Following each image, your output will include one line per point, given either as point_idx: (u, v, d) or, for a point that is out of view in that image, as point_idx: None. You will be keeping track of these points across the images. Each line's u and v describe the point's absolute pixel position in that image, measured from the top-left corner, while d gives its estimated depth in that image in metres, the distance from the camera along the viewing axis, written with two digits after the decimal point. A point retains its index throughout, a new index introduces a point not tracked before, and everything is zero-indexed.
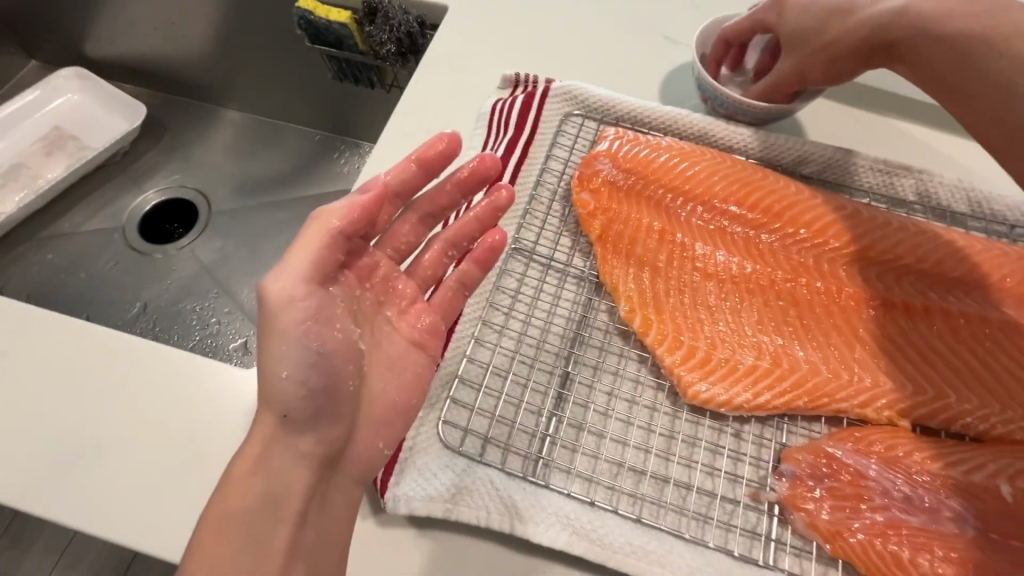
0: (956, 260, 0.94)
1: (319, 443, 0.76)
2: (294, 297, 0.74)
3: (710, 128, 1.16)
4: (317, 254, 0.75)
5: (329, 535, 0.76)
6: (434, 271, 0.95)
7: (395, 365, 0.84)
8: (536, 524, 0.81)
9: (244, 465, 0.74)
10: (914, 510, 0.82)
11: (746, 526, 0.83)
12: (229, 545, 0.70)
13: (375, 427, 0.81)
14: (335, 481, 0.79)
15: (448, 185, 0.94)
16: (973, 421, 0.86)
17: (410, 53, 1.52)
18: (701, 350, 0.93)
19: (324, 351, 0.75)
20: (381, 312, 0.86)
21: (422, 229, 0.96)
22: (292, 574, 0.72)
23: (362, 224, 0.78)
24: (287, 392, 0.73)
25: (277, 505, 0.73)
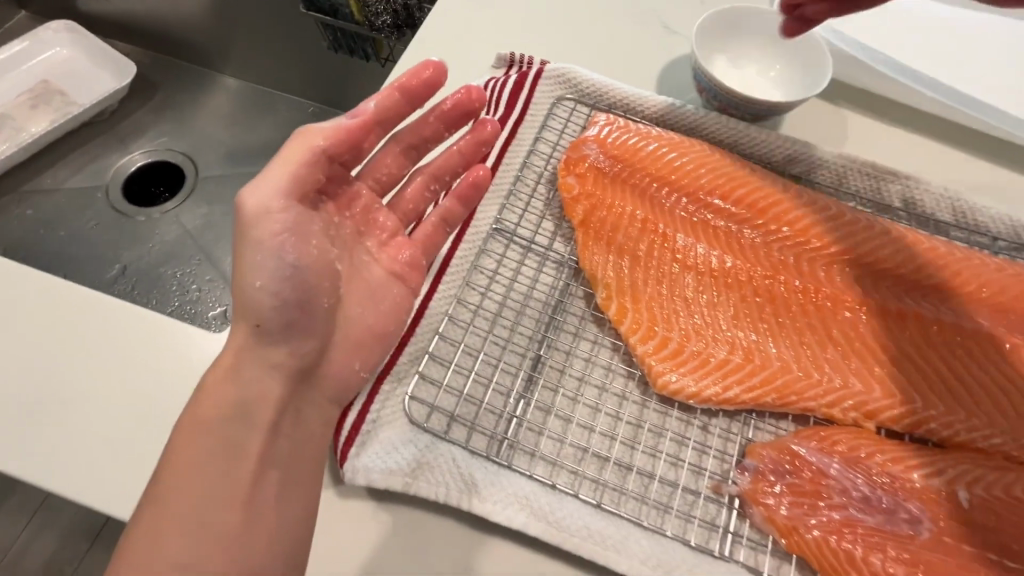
0: (935, 267, 0.94)
1: (291, 355, 0.80)
2: (272, 209, 0.77)
3: (704, 120, 1.16)
4: (299, 170, 0.78)
5: (303, 447, 0.81)
6: (416, 205, 1.00)
7: (374, 293, 0.89)
8: (495, 503, 0.80)
9: (221, 371, 0.78)
10: (871, 510, 0.82)
11: (704, 517, 0.84)
12: (206, 444, 0.74)
13: (349, 347, 0.86)
14: (308, 397, 0.83)
15: (431, 118, 0.96)
16: (937, 426, 0.87)
17: (407, 26, 1.54)
18: (674, 341, 0.92)
19: (299, 265, 0.78)
20: (360, 242, 0.91)
21: (404, 161, 0.99)
22: (265, 479, 0.76)
23: (346, 147, 0.83)
24: (261, 303, 0.77)
25: (250, 413, 0.77)
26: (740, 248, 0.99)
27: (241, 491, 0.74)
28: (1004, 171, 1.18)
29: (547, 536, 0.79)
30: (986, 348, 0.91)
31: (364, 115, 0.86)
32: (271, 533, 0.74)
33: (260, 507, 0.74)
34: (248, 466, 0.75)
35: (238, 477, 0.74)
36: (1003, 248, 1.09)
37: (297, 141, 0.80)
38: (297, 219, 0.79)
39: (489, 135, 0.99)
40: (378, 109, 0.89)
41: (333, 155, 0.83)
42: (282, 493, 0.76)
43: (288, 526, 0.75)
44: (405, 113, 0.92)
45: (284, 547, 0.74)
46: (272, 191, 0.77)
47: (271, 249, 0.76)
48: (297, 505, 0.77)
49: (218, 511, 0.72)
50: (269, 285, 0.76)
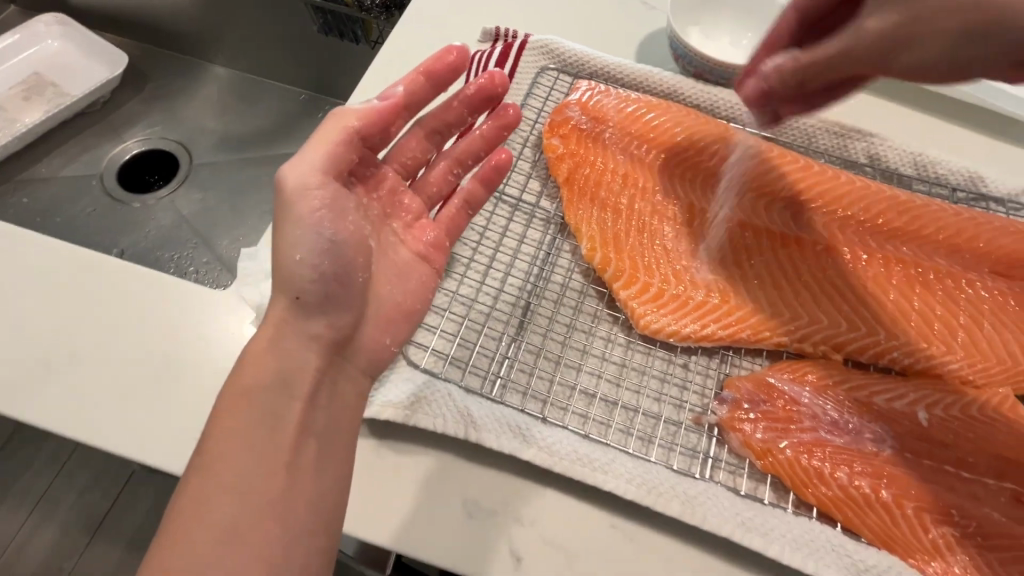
0: (896, 213, 1.01)
1: (329, 327, 0.83)
2: (310, 185, 0.81)
3: (679, 85, 1.21)
4: (334, 149, 0.84)
5: (338, 418, 0.82)
6: (440, 188, 1.03)
7: (401, 272, 0.92)
8: (489, 432, 0.85)
9: (262, 344, 0.81)
10: (839, 432, 0.88)
11: (685, 445, 0.89)
12: (249, 412, 0.77)
13: (381, 324, 0.88)
14: (343, 370, 0.85)
15: (455, 102, 1.00)
16: (900, 355, 0.93)
17: (394, 7, 1.59)
18: (654, 285, 0.99)
19: (336, 239, 0.82)
20: (387, 222, 0.93)
21: (427, 145, 1.03)
22: (305, 449, 0.77)
23: (377, 129, 0.88)
24: (299, 275, 0.80)
25: (291, 383, 0.80)
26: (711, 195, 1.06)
27: (282, 459, 0.75)
28: (960, 128, 1.26)
29: (536, 459, 0.84)
30: (940, 284, 0.98)
31: (394, 97, 0.91)
32: (310, 498, 0.75)
33: (299, 474, 0.76)
34: (287, 437, 0.77)
35: (279, 446, 0.76)
36: (963, 198, 1.16)
37: (334, 122, 0.86)
38: (333, 194, 0.83)
39: (512, 119, 1.03)
40: (406, 94, 0.93)
41: (365, 136, 0.88)
42: (320, 462, 0.78)
43: (325, 493, 0.77)
44: (429, 98, 0.96)
45: (321, 513, 0.76)
46: (310, 168, 0.82)
47: (309, 223, 0.80)
48: (334, 473, 0.79)
49: (261, 478, 0.74)
50: (309, 257, 0.79)
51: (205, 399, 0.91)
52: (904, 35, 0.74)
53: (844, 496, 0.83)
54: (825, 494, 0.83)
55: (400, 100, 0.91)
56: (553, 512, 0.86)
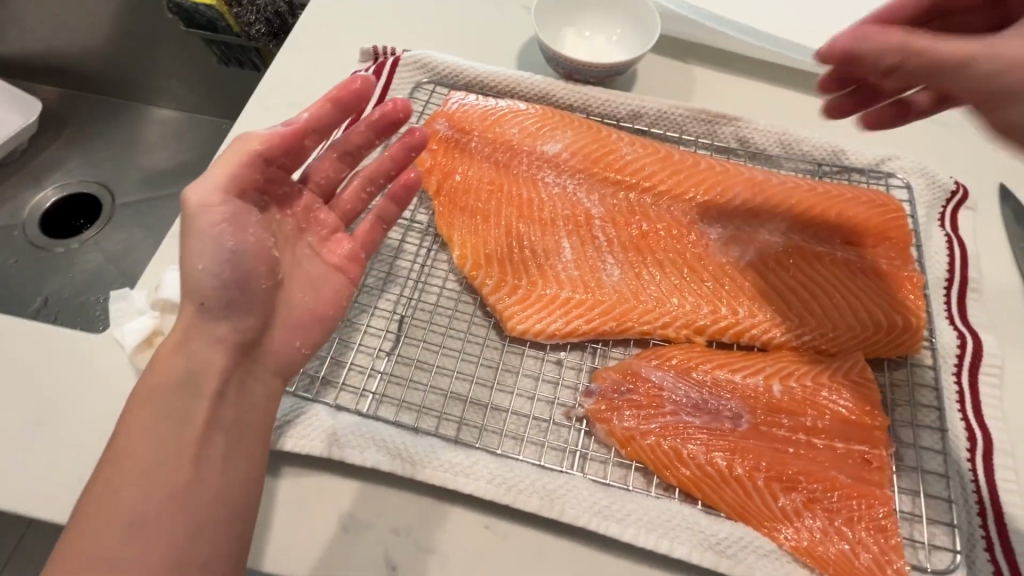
0: (753, 193, 1.05)
1: (234, 330, 0.83)
2: (211, 203, 0.83)
3: (550, 87, 1.23)
4: (236, 170, 0.85)
5: (247, 414, 0.83)
6: (354, 206, 1.04)
7: (314, 282, 0.94)
8: (354, 448, 0.88)
9: (170, 346, 0.82)
10: (698, 412, 0.91)
11: (557, 441, 0.92)
12: (154, 409, 0.78)
13: (290, 328, 0.90)
14: (254, 371, 0.86)
15: (361, 126, 1.00)
16: (757, 332, 0.97)
17: (283, 33, 1.63)
18: (522, 287, 1.01)
19: (237, 250, 0.83)
20: (302, 237, 0.95)
21: (341, 166, 1.02)
22: (213, 443, 0.78)
23: (281, 151, 0.88)
24: (203, 283, 0.81)
25: (197, 382, 0.80)
26: (584, 196, 1.07)
27: (188, 451, 0.76)
28: None
29: (402, 470, 0.86)
30: (797, 259, 1.01)
31: (298, 122, 0.90)
32: (216, 489, 0.76)
33: (205, 467, 0.77)
34: (194, 432, 0.78)
35: (183, 440, 0.77)
36: (828, 171, 1.20)
37: (236, 147, 0.86)
38: (234, 211, 0.84)
39: (419, 140, 1.02)
40: (312, 119, 0.93)
41: (270, 157, 0.88)
42: (229, 454, 0.79)
43: (233, 483, 0.78)
44: (337, 122, 0.96)
45: (229, 502, 0.77)
46: (211, 186, 0.83)
47: (208, 236, 0.81)
48: (244, 464, 0.80)
49: (164, 473, 0.74)
50: (209, 267, 0.81)
51: (99, 435, 0.93)
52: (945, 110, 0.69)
53: (701, 475, 0.86)
54: (683, 475, 0.86)
55: (305, 125, 0.91)
56: (447, 514, 0.88)
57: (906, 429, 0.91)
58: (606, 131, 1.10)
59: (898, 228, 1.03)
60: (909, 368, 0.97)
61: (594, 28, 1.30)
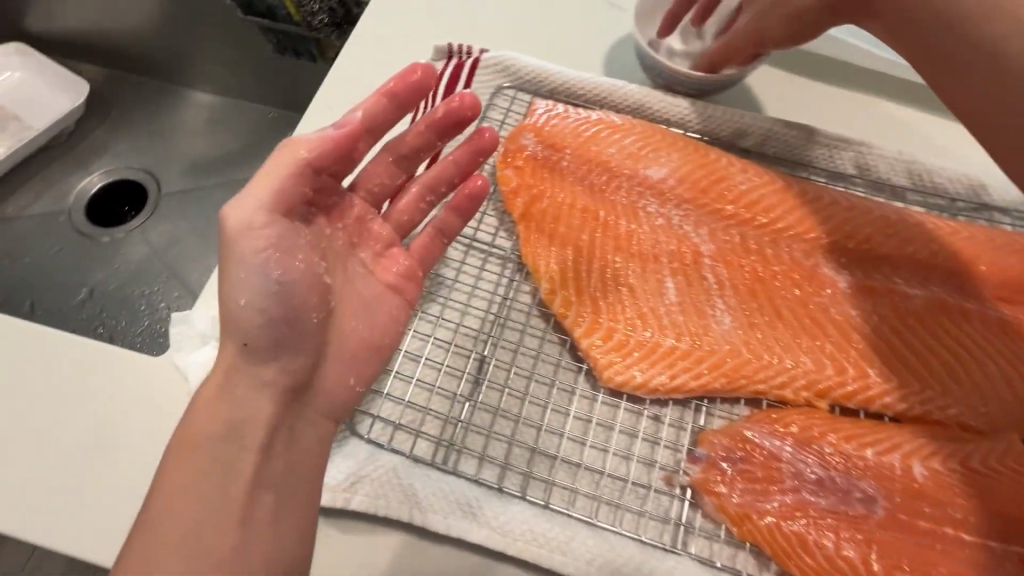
0: (885, 235, 0.91)
1: (282, 373, 0.75)
2: (255, 224, 0.72)
3: (646, 98, 1.10)
4: (281, 183, 0.73)
5: (297, 465, 0.76)
6: (411, 216, 0.94)
7: (369, 304, 0.84)
8: (437, 511, 0.79)
9: (209, 393, 0.74)
10: (825, 492, 0.80)
11: (656, 511, 0.82)
12: (197, 465, 0.72)
13: (346, 362, 0.81)
14: (303, 415, 0.78)
15: (421, 126, 0.90)
16: (891, 401, 0.84)
17: (346, 24, 1.52)
18: (619, 332, 0.90)
19: (285, 281, 0.73)
20: (354, 253, 0.84)
21: (396, 171, 0.92)
22: (260, 502, 0.72)
23: (331, 158, 0.76)
24: (246, 321, 0.72)
25: (240, 434, 0.73)
26: (691, 229, 0.96)
27: (234, 513, 0.71)
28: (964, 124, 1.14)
29: (488, 539, 0.78)
30: (938, 316, 0.88)
31: (351, 124, 0.78)
32: (268, 551, 0.72)
33: (253, 528, 0.71)
34: (240, 489, 0.72)
35: (230, 499, 0.71)
36: (962, 209, 1.06)
37: (284, 151, 0.74)
38: (281, 232, 0.73)
39: (488, 143, 0.93)
40: (365, 118, 0.83)
41: (320, 167, 0.76)
42: (277, 513, 0.73)
43: (285, 543, 0.73)
44: (393, 120, 0.86)
45: (284, 563, 0.72)
46: (253, 206, 0.71)
47: (252, 266, 0.71)
48: (294, 522, 0.74)
49: (210, 535, 0.69)
50: (255, 302, 0.71)
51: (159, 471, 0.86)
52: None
53: (825, 566, 0.76)
54: (808, 564, 0.76)
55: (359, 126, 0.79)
56: None
57: None
58: (714, 156, 0.97)
59: None
60: None
61: (715, 24, 1.12)
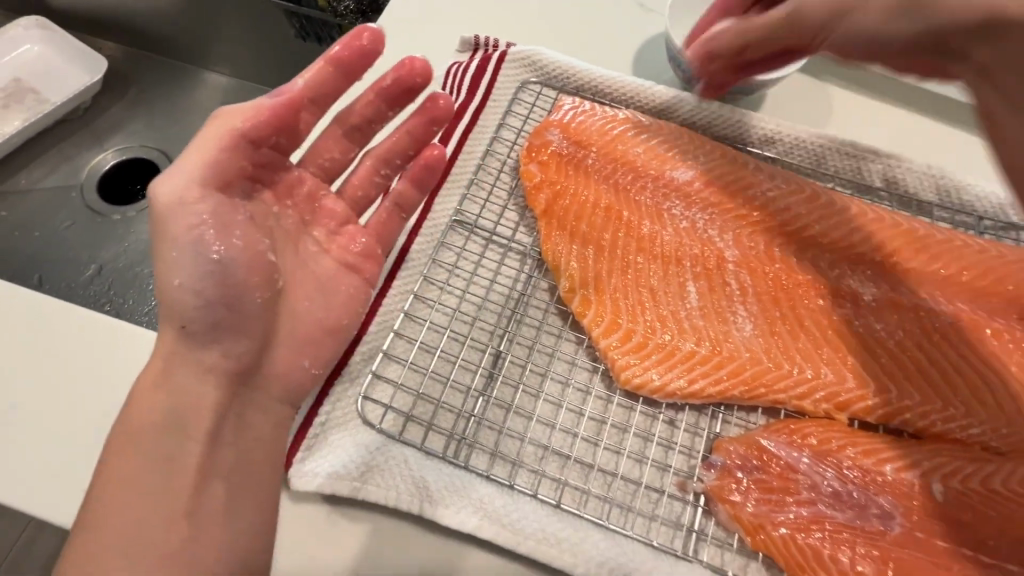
0: (914, 249, 0.91)
1: (225, 356, 0.74)
2: (186, 200, 0.70)
3: (674, 101, 1.09)
4: (216, 157, 0.71)
5: (248, 455, 0.76)
6: (365, 190, 0.93)
7: (323, 286, 0.84)
8: (448, 505, 0.78)
9: (149, 381, 0.73)
10: (842, 506, 0.79)
11: (668, 516, 0.81)
12: (140, 459, 0.70)
13: (295, 344, 0.80)
14: (253, 400, 0.78)
15: (371, 96, 0.88)
16: (913, 417, 0.83)
17: (371, 12, 1.51)
18: (638, 333, 0.89)
19: (224, 259, 0.72)
20: (306, 232, 0.84)
21: (348, 145, 0.91)
22: (211, 492, 0.72)
23: (271, 129, 0.75)
24: (183, 301, 0.71)
25: (184, 424, 0.72)
26: (717, 234, 0.95)
27: (181, 505, 0.70)
28: None
29: (499, 536, 0.76)
30: (964, 334, 0.87)
31: (291, 93, 0.77)
32: (217, 544, 0.70)
33: (203, 519, 0.70)
34: (187, 479, 0.71)
35: (176, 492, 0.70)
36: (991, 228, 1.04)
37: (217, 123, 0.72)
38: (216, 209, 0.72)
39: (442, 110, 0.91)
40: (309, 86, 0.82)
41: (257, 138, 0.75)
42: (228, 504, 0.73)
43: (235, 533, 0.72)
44: (341, 89, 0.85)
45: (235, 553, 0.71)
46: (185, 179, 0.70)
47: (186, 242, 0.70)
48: (245, 512, 0.73)
49: (156, 529, 0.68)
50: (188, 283, 0.70)
51: None
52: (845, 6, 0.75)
53: None
54: None
55: (300, 95, 0.78)
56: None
57: None
58: (742, 160, 0.96)
59: None
60: None
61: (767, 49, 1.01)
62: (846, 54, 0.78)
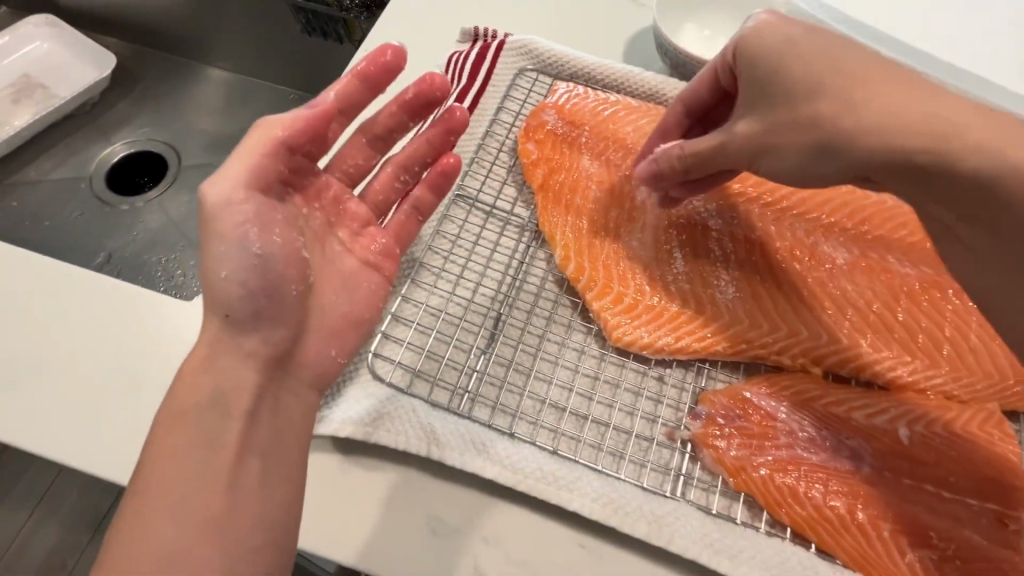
0: (881, 219, 0.99)
1: (264, 343, 0.76)
2: (233, 201, 0.75)
3: (661, 86, 1.17)
4: (258, 160, 0.76)
5: (283, 432, 0.76)
6: (386, 194, 0.98)
7: (348, 282, 0.86)
8: (453, 449, 0.84)
9: (194, 365, 0.74)
10: (816, 449, 0.86)
11: (657, 462, 0.86)
12: (184, 434, 0.70)
13: (324, 335, 0.82)
14: (286, 384, 0.78)
15: (394, 108, 0.93)
16: (883, 369, 0.90)
17: (374, 7, 1.59)
18: (629, 296, 0.96)
19: (265, 255, 0.75)
20: (332, 233, 0.88)
21: (370, 151, 0.96)
22: (248, 467, 0.71)
23: (306, 137, 0.80)
24: (228, 293, 0.74)
25: (225, 404, 0.72)
26: (703, 207, 1.02)
27: (221, 477, 0.69)
28: None
29: (499, 476, 0.82)
30: (929, 295, 0.94)
31: (325, 105, 0.82)
32: (254, 516, 0.69)
33: (242, 494, 0.69)
34: (227, 455, 0.70)
35: (216, 467, 0.69)
36: None
37: (258, 134, 0.77)
38: (258, 209, 0.76)
39: (459, 122, 0.95)
40: (338, 99, 0.86)
41: (294, 146, 0.80)
42: (265, 478, 0.71)
43: (271, 506, 0.71)
44: (366, 101, 0.89)
45: (271, 528, 0.70)
46: (233, 184, 0.75)
47: (233, 239, 0.73)
48: (280, 486, 0.72)
49: (197, 501, 0.67)
50: (234, 275, 0.73)
51: None
52: (764, 144, 0.81)
53: (817, 515, 0.80)
54: (798, 513, 0.81)
55: (332, 106, 0.82)
56: (507, 526, 0.84)
57: None
58: None
59: None
60: None
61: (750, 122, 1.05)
62: (785, 179, 0.83)
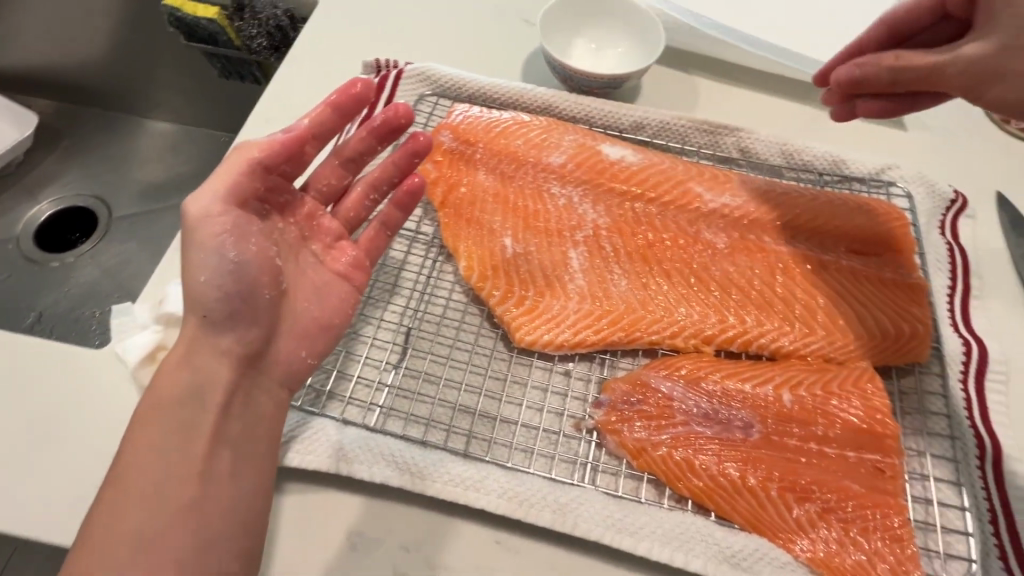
0: (761, 203, 1.07)
1: (239, 342, 0.79)
2: (212, 213, 0.78)
3: (553, 98, 1.23)
4: (236, 179, 0.79)
5: (255, 427, 0.79)
6: (358, 212, 0.98)
7: (319, 290, 0.88)
8: (363, 462, 0.86)
9: (174, 360, 0.78)
10: (708, 422, 0.91)
11: (567, 453, 0.90)
12: (161, 425, 0.74)
13: (296, 337, 0.84)
14: (259, 383, 0.81)
15: (363, 131, 0.95)
16: (766, 341, 0.97)
17: (285, 47, 1.64)
18: (529, 298, 1.01)
19: (240, 261, 0.78)
20: (305, 246, 0.89)
21: (343, 173, 0.97)
22: (218, 458, 0.75)
23: (282, 158, 0.82)
24: (205, 296, 0.77)
25: (202, 396, 0.76)
26: (589, 208, 1.09)
27: (194, 467, 0.73)
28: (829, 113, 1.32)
29: (411, 484, 0.85)
30: (803, 268, 1.03)
31: (298, 129, 0.84)
32: (226, 504, 0.73)
33: (213, 484, 0.73)
34: (200, 445, 0.74)
35: (190, 456, 0.73)
36: (829, 181, 1.20)
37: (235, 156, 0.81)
38: (236, 220, 0.79)
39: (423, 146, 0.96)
40: (312, 125, 0.88)
41: (270, 166, 0.82)
42: (235, 469, 0.75)
43: (240, 500, 0.75)
44: (338, 127, 0.91)
45: (242, 518, 0.74)
46: (210, 198, 0.78)
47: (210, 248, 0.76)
48: (250, 480, 0.76)
49: (172, 487, 0.71)
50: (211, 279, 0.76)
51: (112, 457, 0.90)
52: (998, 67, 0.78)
53: (713, 485, 0.85)
54: (696, 485, 0.85)
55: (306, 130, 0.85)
56: (439, 531, 0.86)
57: (915, 437, 0.91)
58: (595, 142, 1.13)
59: (903, 236, 1.04)
60: (918, 375, 0.98)
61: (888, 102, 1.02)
62: (1000, 108, 0.82)
